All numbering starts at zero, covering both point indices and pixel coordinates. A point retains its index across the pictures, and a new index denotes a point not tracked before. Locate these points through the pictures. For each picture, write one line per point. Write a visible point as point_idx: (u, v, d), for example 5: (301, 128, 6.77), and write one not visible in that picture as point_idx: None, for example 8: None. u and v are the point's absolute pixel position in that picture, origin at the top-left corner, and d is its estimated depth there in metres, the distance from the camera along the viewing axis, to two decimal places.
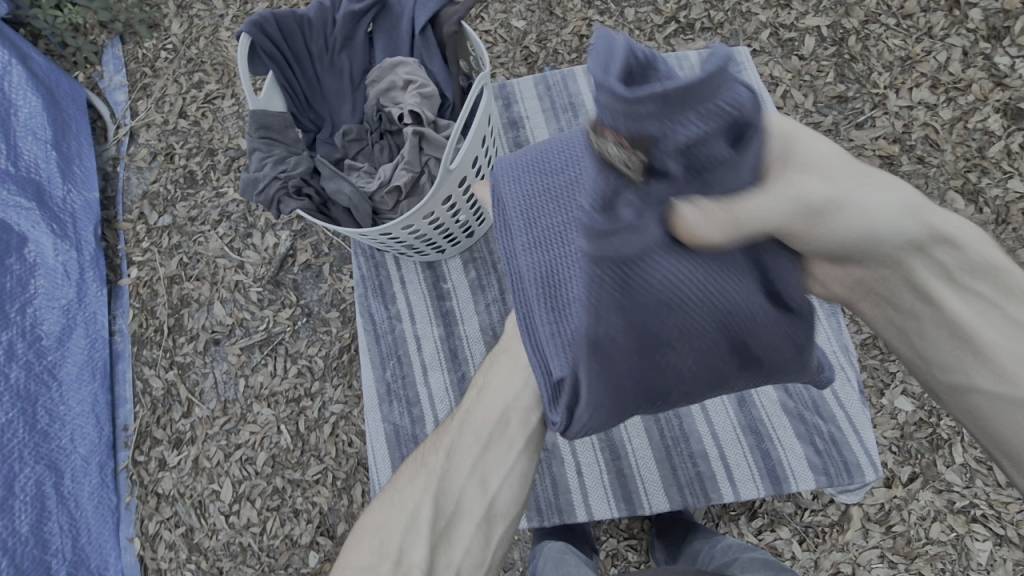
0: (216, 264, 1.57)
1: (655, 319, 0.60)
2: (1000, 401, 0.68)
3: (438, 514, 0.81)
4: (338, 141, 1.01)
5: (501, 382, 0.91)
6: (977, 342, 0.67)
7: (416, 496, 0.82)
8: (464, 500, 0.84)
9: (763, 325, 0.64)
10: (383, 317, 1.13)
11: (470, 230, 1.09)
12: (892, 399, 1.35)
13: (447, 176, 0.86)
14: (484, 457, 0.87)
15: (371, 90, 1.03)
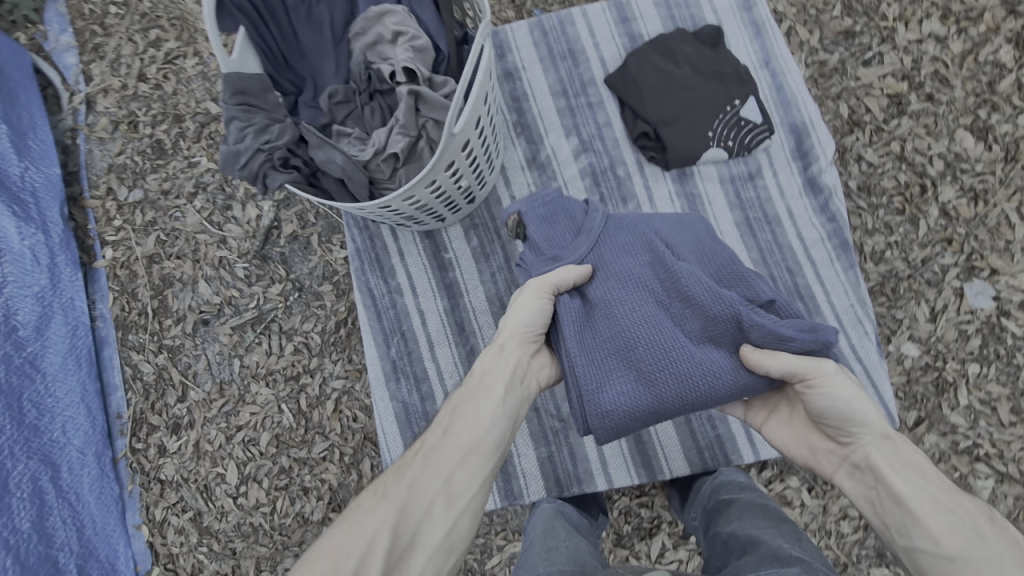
0: (196, 240, 1.48)
1: (571, 326, 0.86)
2: (946, 561, 0.69)
3: (395, 546, 0.70)
4: (323, 104, 0.90)
5: (475, 403, 0.83)
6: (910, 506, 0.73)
7: (374, 526, 0.71)
8: (425, 528, 0.74)
9: (661, 311, 0.84)
10: (384, 293, 1.08)
11: (471, 195, 1.01)
12: (898, 345, 1.35)
13: (450, 141, 0.77)
14: (454, 486, 0.77)
15: (355, 44, 0.92)
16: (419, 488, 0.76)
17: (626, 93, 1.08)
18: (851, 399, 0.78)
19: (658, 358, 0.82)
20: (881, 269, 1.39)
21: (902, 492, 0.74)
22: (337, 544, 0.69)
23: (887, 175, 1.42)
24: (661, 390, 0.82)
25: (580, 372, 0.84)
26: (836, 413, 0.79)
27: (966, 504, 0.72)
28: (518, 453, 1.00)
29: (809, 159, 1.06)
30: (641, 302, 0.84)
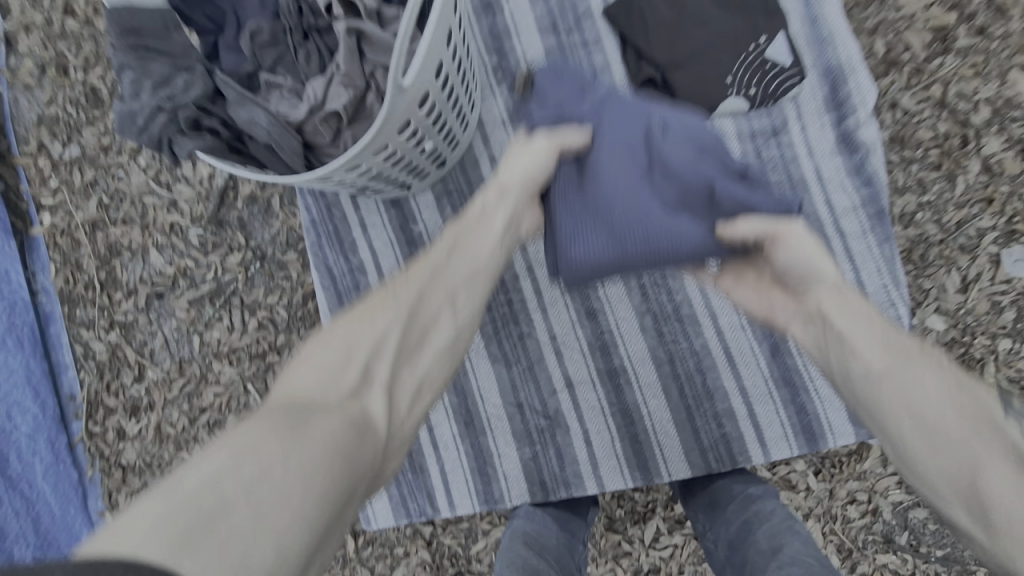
0: (143, 203, 1.32)
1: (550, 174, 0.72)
2: (888, 386, 0.60)
3: (408, 332, 0.65)
4: (247, 47, 0.73)
5: (474, 219, 0.74)
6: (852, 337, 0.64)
7: (384, 321, 0.64)
8: (433, 326, 0.68)
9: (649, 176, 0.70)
10: (344, 272, 0.93)
11: (441, 158, 0.85)
12: (923, 318, 1.22)
13: (399, 94, 0.62)
14: (460, 299, 0.70)
15: None
16: (430, 291, 0.69)
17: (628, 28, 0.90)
18: (808, 260, 0.68)
19: (634, 210, 0.67)
20: (910, 233, 1.23)
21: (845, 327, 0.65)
22: (343, 334, 0.62)
23: (925, 125, 1.24)
24: (628, 245, 0.68)
25: (553, 222, 0.71)
26: (801, 269, 0.68)
27: (916, 358, 0.61)
28: (500, 452, 0.89)
29: (845, 109, 0.89)
30: (627, 163, 0.69)
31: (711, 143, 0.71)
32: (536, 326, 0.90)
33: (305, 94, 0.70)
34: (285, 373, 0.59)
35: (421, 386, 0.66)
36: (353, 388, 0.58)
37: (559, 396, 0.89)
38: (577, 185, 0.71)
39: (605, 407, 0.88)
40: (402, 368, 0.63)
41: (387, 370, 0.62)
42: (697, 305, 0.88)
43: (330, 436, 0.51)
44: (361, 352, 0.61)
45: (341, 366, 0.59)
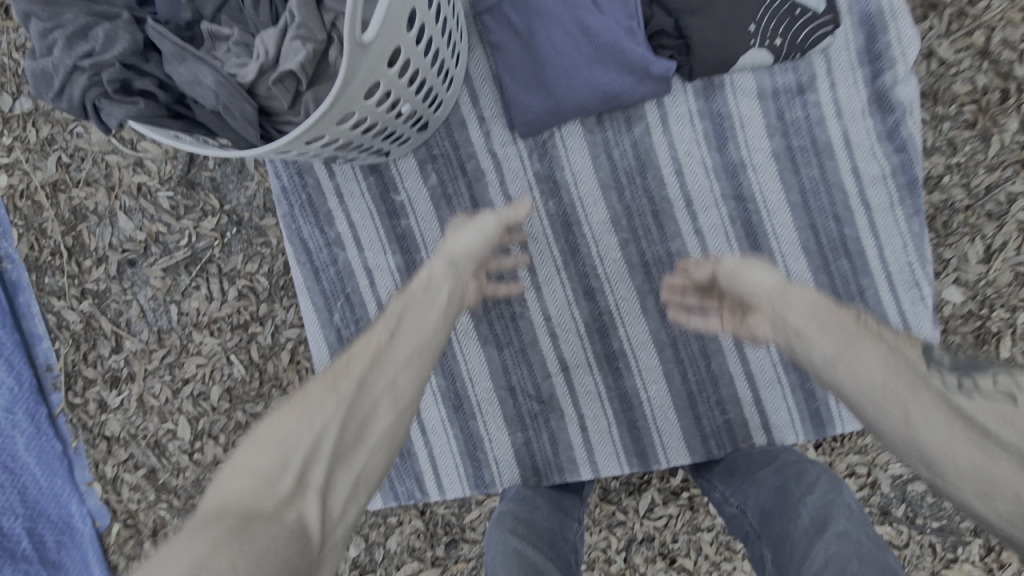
0: (107, 162, 1.22)
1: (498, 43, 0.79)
2: (855, 377, 0.54)
3: (345, 431, 0.55)
4: None
5: (425, 298, 0.66)
6: (805, 343, 0.58)
7: (321, 415, 0.54)
8: (377, 416, 0.58)
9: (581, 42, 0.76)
10: (320, 246, 0.85)
11: (420, 120, 0.76)
12: (940, 289, 1.16)
13: (362, 55, 0.52)
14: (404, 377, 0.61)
15: None
16: (381, 365, 0.60)
17: None
18: (740, 267, 0.65)
19: (566, 75, 0.77)
20: (935, 198, 1.15)
21: (804, 331, 0.58)
22: (278, 432, 0.53)
23: (960, 77, 1.13)
24: (564, 108, 0.79)
25: (506, 91, 0.80)
26: (749, 284, 0.64)
27: (859, 337, 0.56)
28: (490, 438, 0.84)
29: (881, 63, 0.79)
30: (558, 26, 0.76)
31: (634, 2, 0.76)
32: (530, 306, 0.83)
33: (253, 50, 0.61)
34: (210, 493, 0.49)
35: (360, 483, 0.55)
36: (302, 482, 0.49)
37: (553, 380, 0.83)
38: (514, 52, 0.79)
39: (603, 392, 0.83)
40: (357, 444, 0.55)
41: (340, 454, 0.54)
42: None
43: (266, 551, 0.43)
44: (303, 452, 0.51)
45: (274, 474, 0.49)
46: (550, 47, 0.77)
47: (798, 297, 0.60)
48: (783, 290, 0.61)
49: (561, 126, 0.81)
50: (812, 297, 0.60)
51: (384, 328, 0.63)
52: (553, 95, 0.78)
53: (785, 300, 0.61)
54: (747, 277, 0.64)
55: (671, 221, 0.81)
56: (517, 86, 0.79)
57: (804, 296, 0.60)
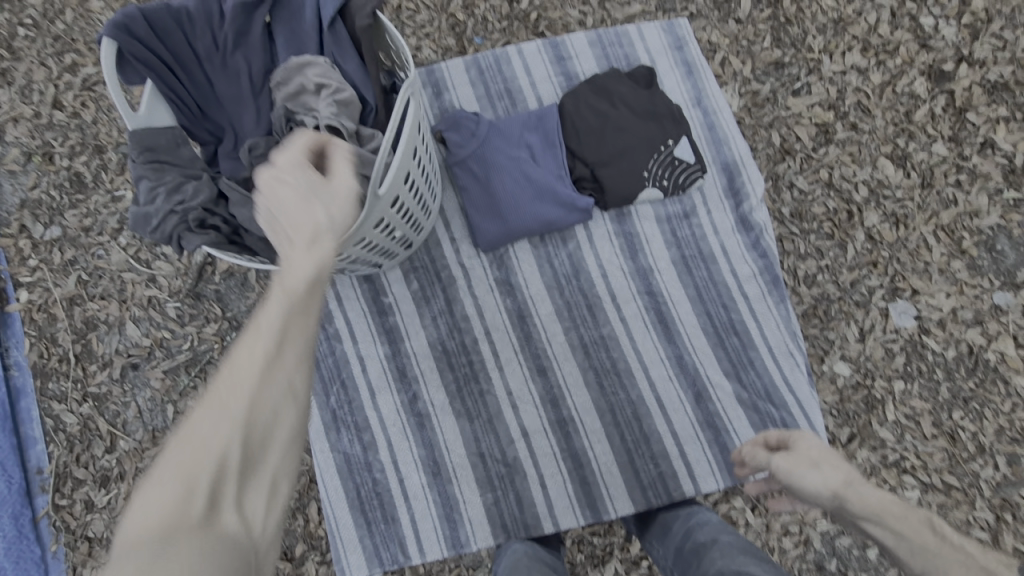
0: (122, 279, 1.40)
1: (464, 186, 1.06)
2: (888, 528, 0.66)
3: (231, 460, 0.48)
4: (244, 157, 0.89)
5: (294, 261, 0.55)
6: (854, 494, 0.68)
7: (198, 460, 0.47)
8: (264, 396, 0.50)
9: (526, 186, 1.04)
10: (321, 339, 1.04)
11: (408, 241, 1.00)
12: (831, 364, 1.42)
13: (375, 201, 0.77)
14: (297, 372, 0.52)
15: (276, 93, 0.92)
16: (266, 386, 0.50)
17: (564, 132, 1.08)
18: (811, 463, 0.73)
19: (515, 209, 1.04)
20: (813, 292, 1.45)
21: (862, 494, 0.68)
22: (141, 520, 0.44)
23: (816, 202, 1.49)
24: (516, 231, 1.05)
25: (472, 221, 1.06)
26: (812, 445, 0.75)
27: (902, 509, 0.67)
28: (464, 499, 0.99)
29: (741, 196, 1.10)
30: (509, 174, 1.05)
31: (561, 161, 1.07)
32: (494, 383, 1.02)
33: None
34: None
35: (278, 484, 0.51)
36: (184, 536, 0.44)
37: (516, 445, 1.00)
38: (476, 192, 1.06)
39: (557, 453, 1.00)
40: (263, 446, 0.50)
41: (223, 501, 0.47)
42: (632, 361, 1.03)
43: None
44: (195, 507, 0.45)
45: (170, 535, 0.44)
46: (503, 189, 1.04)
47: (867, 498, 0.68)
48: (854, 492, 0.69)
49: (513, 244, 1.07)
50: (883, 505, 0.67)
51: (269, 330, 0.52)
52: (505, 222, 1.04)
53: (855, 490, 0.69)
54: (799, 448, 0.75)
55: (602, 311, 1.04)
56: (480, 217, 1.05)
57: (872, 494, 0.68)
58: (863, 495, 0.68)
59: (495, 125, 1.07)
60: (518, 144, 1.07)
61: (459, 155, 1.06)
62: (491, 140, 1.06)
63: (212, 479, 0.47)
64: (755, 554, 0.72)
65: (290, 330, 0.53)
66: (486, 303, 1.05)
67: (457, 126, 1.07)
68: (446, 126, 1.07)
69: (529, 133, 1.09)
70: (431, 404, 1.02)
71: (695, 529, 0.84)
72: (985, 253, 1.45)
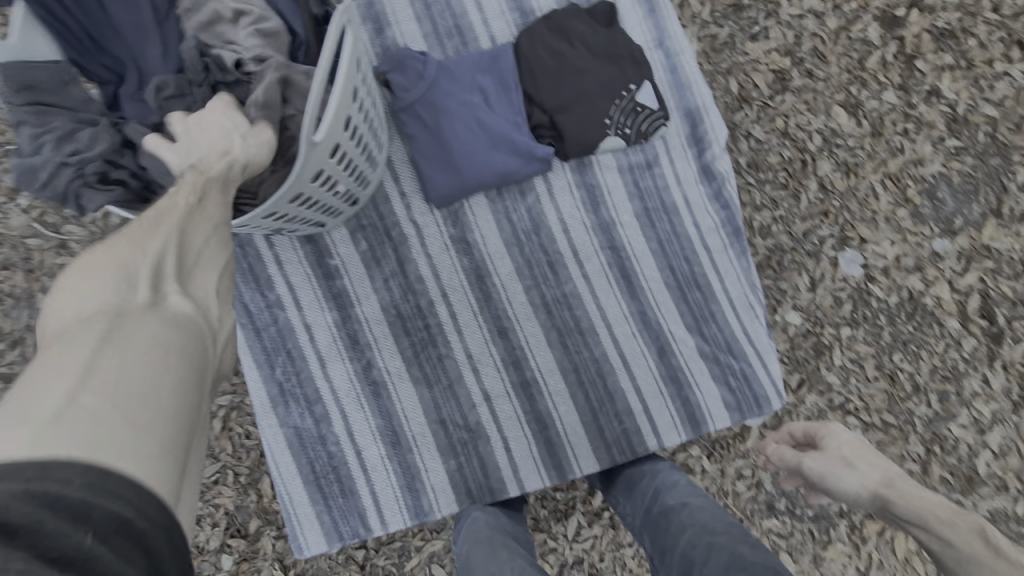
0: (27, 246, 1.24)
1: (413, 134, 0.97)
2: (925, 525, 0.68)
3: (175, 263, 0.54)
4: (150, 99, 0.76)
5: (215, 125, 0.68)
6: (882, 493, 0.73)
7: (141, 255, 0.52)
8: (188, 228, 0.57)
9: (480, 133, 0.97)
10: (261, 308, 0.95)
11: (352, 197, 0.91)
12: (783, 314, 1.45)
13: (312, 150, 0.68)
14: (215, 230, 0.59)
15: (188, 22, 0.81)
16: (189, 231, 0.57)
17: (519, 75, 1.00)
18: (842, 466, 0.78)
19: (469, 159, 0.96)
20: (768, 243, 1.46)
21: (893, 493, 0.73)
22: (75, 313, 0.47)
23: (772, 151, 1.48)
24: (471, 183, 0.97)
25: (423, 173, 0.98)
26: (848, 444, 0.81)
27: (944, 505, 0.68)
28: (426, 468, 0.95)
29: (703, 144, 1.06)
30: (461, 120, 0.96)
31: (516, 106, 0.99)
32: (453, 347, 0.97)
33: None
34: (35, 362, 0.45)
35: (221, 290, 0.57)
36: (133, 316, 0.47)
37: (478, 409, 0.97)
38: (425, 141, 0.97)
39: (521, 416, 0.97)
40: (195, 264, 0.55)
41: (165, 281, 0.51)
42: (594, 318, 1.00)
43: (151, 349, 0.46)
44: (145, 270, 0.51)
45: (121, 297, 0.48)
46: (455, 137, 0.96)
47: (904, 494, 0.72)
48: (889, 489, 0.74)
49: (468, 198, 1.00)
50: (916, 496, 0.71)
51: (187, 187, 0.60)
52: (459, 174, 0.97)
53: (888, 488, 0.74)
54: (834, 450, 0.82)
55: (563, 268, 1.00)
56: (431, 168, 0.97)
57: (912, 489, 0.72)
58: (896, 490, 0.73)
59: (443, 66, 0.98)
60: (470, 87, 0.99)
61: (405, 99, 0.96)
62: (440, 82, 0.97)
63: (150, 268, 0.51)
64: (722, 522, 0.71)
65: (204, 204, 0.60)
66: (441, 263, 0.99)
67: (401, 67, 0.96)
68: (389, 67, 0.97)
69: (482, 75, 1.00)
70: (386, 371, 0.96)
71: (663, 491, 0.83)
72: (928, 201, 1.49)
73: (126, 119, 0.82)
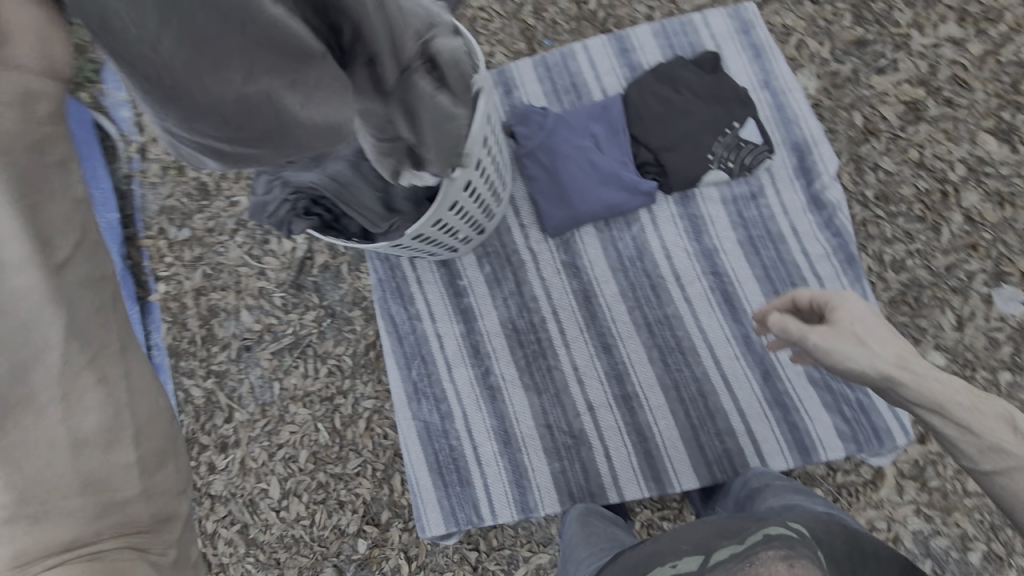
0: (238, 272, 1.57)
1: (533, 174, 1.13)
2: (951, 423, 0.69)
3: None
4: None
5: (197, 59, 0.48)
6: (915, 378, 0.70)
7: None
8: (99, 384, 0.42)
9: (591, 171, 1.09)
10: (404, 319, 1.15)
11: (481, 227, 1.09)
12: (924, 354, 1.32)
13: (452, 184, 0.88)
14: (144, 411, 0.62)
15: None
16: None
17: (627, 120, 1.12)
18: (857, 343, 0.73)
19: (581, 194, 1.09)
20: (903, 277, 1.36)
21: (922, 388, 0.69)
22: None
23: (906, 182, 1.40)
24: (582, 213, 1.10)
25: (540, 207, 1.13)
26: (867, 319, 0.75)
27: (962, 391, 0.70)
28: (534, 467, 1.06)
29: (812, 175, 1.09)
30: (574, 160, 1.10)
31: (625, 145, 1.11)
32: (561, 359, 1.08)
33: None
34: None
35: None
36: None
37: (582, 418, 1.06)
38: (543, 179, 1.12)
39: (622, 427, 1.05)
40: None
41: None
42: (696, 339, 1.05)
43: None
44: None
45: None
46: (569, 175, 1.10)
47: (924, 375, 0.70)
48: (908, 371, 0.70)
49: (579, 228, 1.13)
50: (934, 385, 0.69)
51: None
52: (572, 208, 1.10)
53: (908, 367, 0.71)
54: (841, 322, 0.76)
55: (666, 292, 1.07)
56: (548, 202, 1.12)
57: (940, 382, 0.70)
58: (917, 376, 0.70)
59: (561, 117, 1.14)
60: (584, 133, 1.13)
61: (527, 146, 1.13)
62: (557, 129, 1.12)
63: None
64: (795, 497, 0.81)
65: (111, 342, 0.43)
66: (553, 284, 1.11)
67: (524, 121, 1.14)
68: (515, 121, 1.15)
69: (594, 122, 1.14)
70: (501, 378, 1.10)
71: (751, 477, 0.95)
72: None
73: None
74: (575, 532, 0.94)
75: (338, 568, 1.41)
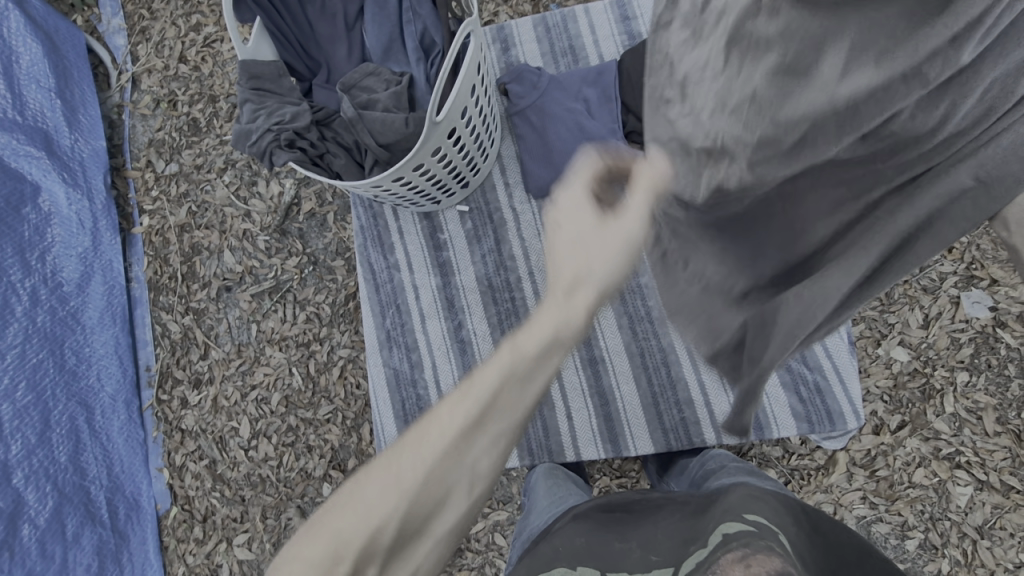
0: (224, 212, 1.55)
1: (524, 131, 1.17)
2: None
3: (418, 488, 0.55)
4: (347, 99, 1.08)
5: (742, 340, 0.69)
6: None
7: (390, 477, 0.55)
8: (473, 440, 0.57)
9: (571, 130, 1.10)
10: (382, 268, 1.18)
11: (465, 178, 1.13)
12: (887, 349, 1.33)
13: (434, 128, 0.91)
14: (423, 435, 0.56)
15: (365, 68, 1.13)
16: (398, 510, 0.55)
17: (622, 88, 1.10)
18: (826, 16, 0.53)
19: (560, 151, 1.12)
20: None
21: None
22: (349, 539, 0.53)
23: None
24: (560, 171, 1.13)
25: (525, 164, 1.16)
26: None
27: None
28: None
29: None
30: (559, 120, 1.12)
31: (610, 102, 1.10)
32: None
33: (372, 134, 1.06)
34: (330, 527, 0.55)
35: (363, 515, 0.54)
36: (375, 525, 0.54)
37: None
38: (530, 135, 1.16)
39: (586, 389, 1.10)
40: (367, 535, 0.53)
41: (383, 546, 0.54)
42: None
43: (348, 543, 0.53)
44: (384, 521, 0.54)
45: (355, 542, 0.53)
46: (555, 135, 1.12)
47: None
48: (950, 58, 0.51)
49: None
50: None
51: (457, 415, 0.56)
52: (556, 167, 1.13)
53: None
54: None
55: (641, 262, 1.13)
56: (533, 158, 1.15)
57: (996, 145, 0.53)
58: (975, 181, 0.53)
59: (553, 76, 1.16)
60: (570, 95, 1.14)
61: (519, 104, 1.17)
62: (548, 89, 1.14)
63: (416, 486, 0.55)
64: (751, 487, 0.70)
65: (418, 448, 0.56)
66: (532, 245, 1.16)
67: (517, 78, 1.17)
68: (512, 77, 1.18)
69: (588, 86, 1.13)
70: (473, 333, 1.14)
71: (709, 456, 0.97)
72: None
73: (316, 100, 1.16)
74: (539, 493, 0.97)
75: (301, 509, 1.42)
